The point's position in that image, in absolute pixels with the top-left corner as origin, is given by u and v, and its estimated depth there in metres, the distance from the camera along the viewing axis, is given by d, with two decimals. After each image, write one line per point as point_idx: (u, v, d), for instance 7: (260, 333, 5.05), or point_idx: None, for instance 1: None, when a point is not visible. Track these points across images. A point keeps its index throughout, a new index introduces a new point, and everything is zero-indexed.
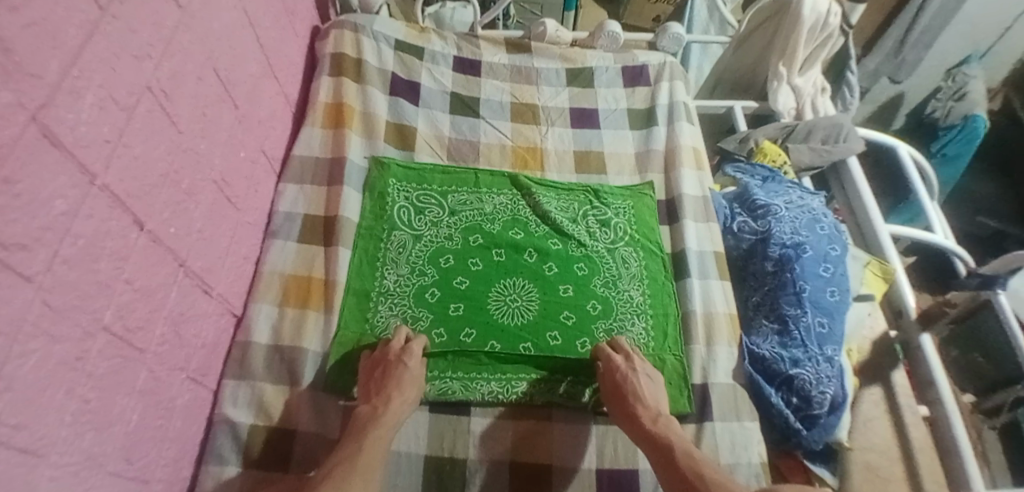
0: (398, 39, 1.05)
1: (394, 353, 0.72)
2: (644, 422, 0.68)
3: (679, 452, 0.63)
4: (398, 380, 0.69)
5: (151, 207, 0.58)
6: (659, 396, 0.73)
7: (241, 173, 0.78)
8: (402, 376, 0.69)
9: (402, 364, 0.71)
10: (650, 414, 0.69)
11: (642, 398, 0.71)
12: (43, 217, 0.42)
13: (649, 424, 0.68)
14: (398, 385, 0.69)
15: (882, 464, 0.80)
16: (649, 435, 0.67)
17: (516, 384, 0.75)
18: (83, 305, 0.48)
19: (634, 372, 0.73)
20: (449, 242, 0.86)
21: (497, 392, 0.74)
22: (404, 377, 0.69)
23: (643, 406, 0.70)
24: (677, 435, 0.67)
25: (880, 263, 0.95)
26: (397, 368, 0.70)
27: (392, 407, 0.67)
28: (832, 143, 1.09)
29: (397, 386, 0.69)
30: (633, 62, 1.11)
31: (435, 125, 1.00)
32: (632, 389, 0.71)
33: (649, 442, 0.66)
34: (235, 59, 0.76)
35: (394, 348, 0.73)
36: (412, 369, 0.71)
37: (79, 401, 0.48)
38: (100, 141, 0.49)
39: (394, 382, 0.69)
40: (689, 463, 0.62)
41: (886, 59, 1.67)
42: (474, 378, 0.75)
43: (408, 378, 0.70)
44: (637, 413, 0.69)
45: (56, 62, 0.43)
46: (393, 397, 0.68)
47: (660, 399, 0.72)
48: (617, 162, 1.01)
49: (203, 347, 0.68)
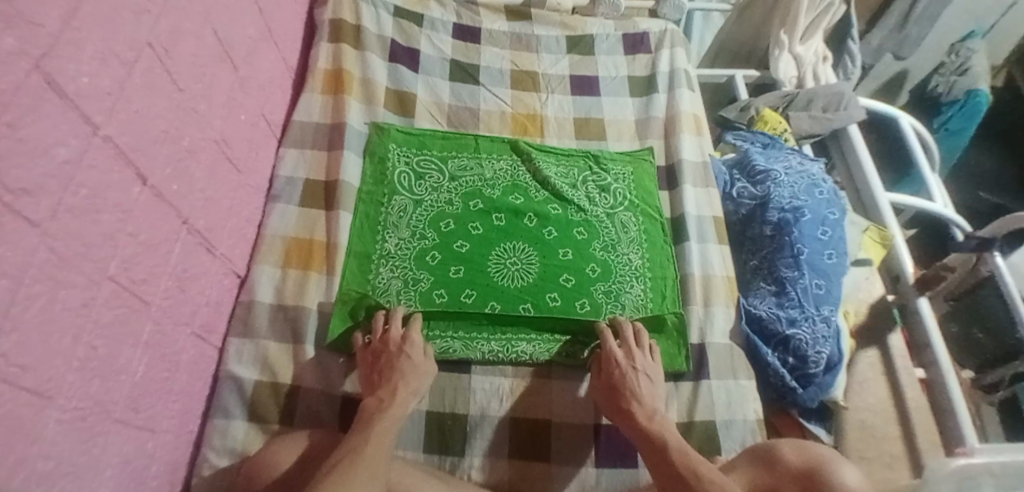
0: (397, 6, 1.05)
1: (394, 344, 0.70)
2: (639, 420, 0.67)
3: (676, 454, 0.63)
4: (403, 372, 0.68)
5: (153, 162, 0.58)
6: (657, 395, 0.70)
7: (242, 136, 0.78)
8: (406, 367, 0.68)
9: (403, 354, 0.69)
10: (645, 412, 0.67)
11: (640, 396, 0.68)
12: (47, 164, 0.43)
13: (643, 422, 0.66)
14: (401, 376, 0.67)
15: (876, 424, 0.81)
16: (646, 433, 0.66)
17: (517, 344, 0.76)
18: (88, 254, 0.48)
19: (634, 368, 0.71)
20: (449, 207, 0.87)
21: (498, 352, 0.75)
22: (408, 370, 0.68)
23: (639, 405, 0.68)
24: (675, 434, 0.66)
25: (879, 229, 0.96)
26: (400, 360, 0.69)
27: (398, 399, 0.66)
28: (833, 111, 1.08)
29: (403, 377, 0.67)
30: (633, 29, 1.10)
31: (435, 92, 1.00)
32: (630, 386, 0.69)
33: (646, 440, 0.65)
34: (234, 21, 0.76)
35: (394, 338, 0.71)
36: (414, 359, 0.69)
37: (86, 347, 0.49)
38: (100, 93, 0.49)
39: (397, 373, 0.68)
40: (686, 466, 0.61)
41: (890, 34, 1.63)
42: (475, 338, 0.76)
43: (411, 369, 0.69)
44: (633, 411, 0.67)
45: (56, 11, 0.43)
46: (398, 388, 0.66)
47: (658, 400, 0.70)
48: (617, 128, 1.01)
49: (207, 304, 0.70)
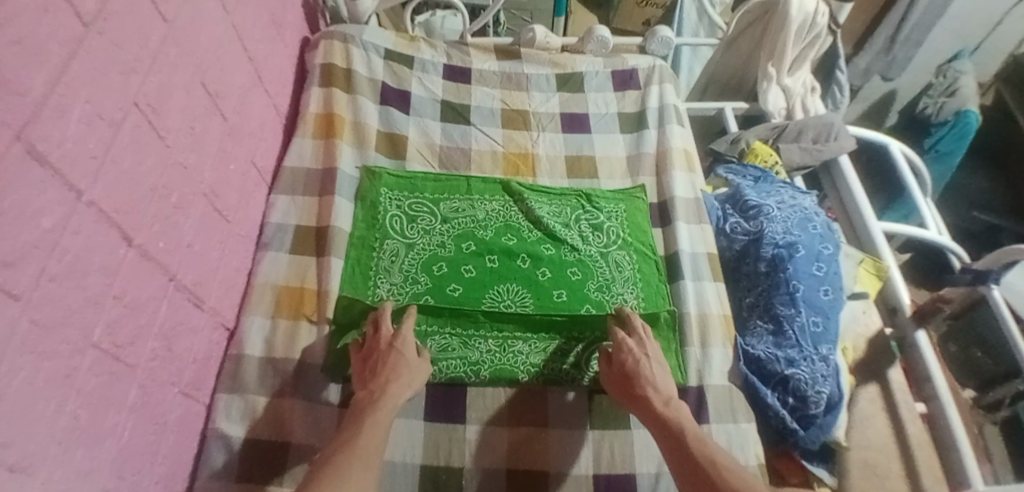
0: (388, 48, 1.06)
1: (385, 341, 0.71)
2: (654, 405, 0.67)
3: (689, 437, 0.62)
4: (394, 366, 0.68)
5: (139, 221, 0.57)
6: (669, 384, 0.71)
7: (232, 186, 0.78)
8: (398, 363, 0.68)
9: (395, 350, 0.70)
10: (660, 398, 0.68)
11: (653, 381, 0.69)
12: (30, 233, 0.42)
13: (660, 406, 0.67)
14: (392, 370, 0.68)
15: (879, 463, 0.79)
16: (659, 417, 0.65)
17: (512, 344, 0.78)
18: (71, 322, 0.47)
19: (645, 356, 0.72)
20: (441, 250, 0.86)
21: (495, 351, 0.77)
22: (400, 363, 0.69)
23: (655, 390, 0.68)
24: (687, 418, 0.65)
25: (873, 260, 0.95)
26: (391, 356, 0.69)
27: (391, 390, 0.66)
28: (823, 141, 1.09)
29: (395, 371, 0.68)
30: (622, 66, 1.12)
31: (427, 134, 1.00)
32: (642, 373, 0.70)
33: (659, 423, 0.65)
34: (223, 71, 0.76)
35: (385, 336, 0.71)
36: (406, 354, 0.70)
37: (69, 417, 0.47)
38: (86, 157, 0.49)
39: (390, 368, 0.68)
40: (700, 447, 0.61)
41: (876, 56, 1.67)
42: (473, 336, 0.78)
43: (403, 365, 0.69)
44: (648, 396, 0.68)
45: (41, 79, 0.43)
46: (389, 382, 0.66)
47: (670, 385, 0.70)
48: (608, 166, 1.01)
49: (195, 361, 0.68)
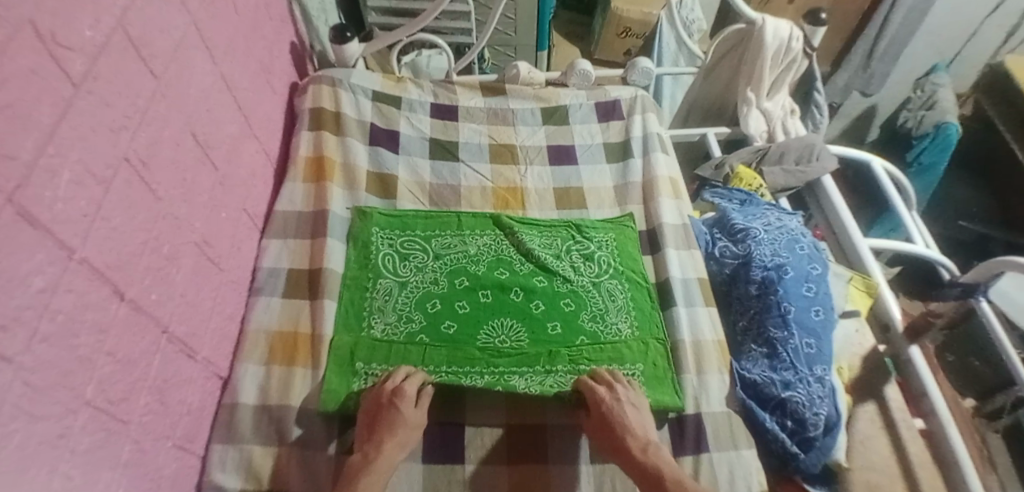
0: (376, 90, 1.08)
1: (387, 395, 0.71)
2: (634, 454, 0.68)
3: (670, 482, 0.65)
4: (391, 424, 0.68)
5: (131, 276, 0.58)
6: (645, 424, 0.73)
7: (223, 234, 0.79)
8: (396, 419, 0.69)
9: (395, 406, 0.70)
10: (639, 444, 0.69)
11: (630, 426, 0.71)
12: (22, 295, 0.43)
13: (638, 455, 0.68)
14: (389, 430, 0.68)
15: (884, 483, 0.77)
16: (639, 466, 0.67)
17: (509, 378, 0.77)
18: (64, 382, 0.47)
19: (619, 402, 0.72)
20: (435, 287, 0.86)
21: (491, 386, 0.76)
22: (397, 420, 0.69)
23: (632, 435, 0.70)
24: (668, 464, 0.67)
25: (863, 278, 0.97)
26: (390, 412, 0.70)
27: (384, 451, 0.67)
28: (806, 163, 1.12)
29: (391, 430, 0.68)
30: (605, 97, 1.14)
31: (417, 172, 1.02)
32: (618, 419, 0.71)
33: (639, 473, 0.67)
34: (213, 120, 0.78)
35: (387, 390, 0.72)
36: (404, 413, 0.69)
37: (63, 479, 0.47)
38: (77, 216, 0.50)
39: (387, 427, 0.68)
40: None
41: (855, 73, 1.73)
42: (468, 372, 0.77)
43: (402, 422, 0.69)
44: (626, 444, 0.69)
45: (32, 142, 0.44)
46: (384, 444, 0.67)
47: (649, 429, 0.72)
48: (597, 196, 1.03)
49: (189, 413, 0.67)
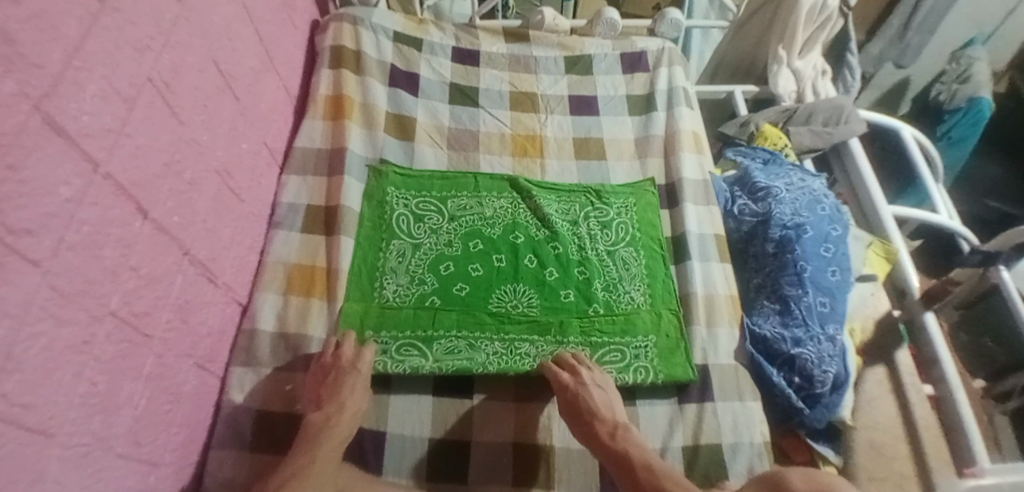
0: (397, 31, 1.07)
1: (344, 360, 0.71)
2: (603, 439, 0.67)
3: (639, 468, 0.64)
4: (351, 387, 0.69)
5: (153, 196, 0.58)
6: (611, 402, 0.72)
7: (243, 165, 0.79)
8: (347, 383, 0.69)
9: (353, 370, 0.71)
10: (607, 428, 0.68)
11: (597, 411, 0.69)
12: (48, 204, 0.43)
13: (607, 439, 0.67)
14: (347, 392, 0.68)
15: (885, 442, 0.78)
16: (609, 453, 0.66)
17: (520, 346, 0.78)
18: (90, 291, 0.49)
19: (585, 386, 0.71)
20: (448, 249, 0.86)
21: (501, 354, 0.77)
22: (355, 384, 0.69)
23: (600, 421, 0.69)
24: (636, 445, 0.67)
25: (883, 243, 0.95)
26: (347, 375, 0.70)
27: (345, 417, 0.67)
28: (833, 125, 1.09)
29: (348, 394, 0.68)
30: (632, 48, 1.11)
31: (435, 115, 1.01)
32: (585, 405, 0.70)
33: (610, 460, 0.66)
34: (234, 51, 0.77)
35: (344, 356, 0.72)
36: (361, 378, 0.70)
37: (89, 384, 0.49)
38: (103, 130, 0.50)
39: (344, 389, 0.68)
40: (649, 478, 0.63)
41: (890, 43, 1.62)
42: (479, 338, 0.78)
43: (356, 387, 0.69)
44: (595, 430, 0.68)
45: (58, 52, 0.44)
46: (345, 406, 0.68)
47: (618, 411, 0.71)
48: (616, 147, 1.01)
49: (210, 335, 0.70)
